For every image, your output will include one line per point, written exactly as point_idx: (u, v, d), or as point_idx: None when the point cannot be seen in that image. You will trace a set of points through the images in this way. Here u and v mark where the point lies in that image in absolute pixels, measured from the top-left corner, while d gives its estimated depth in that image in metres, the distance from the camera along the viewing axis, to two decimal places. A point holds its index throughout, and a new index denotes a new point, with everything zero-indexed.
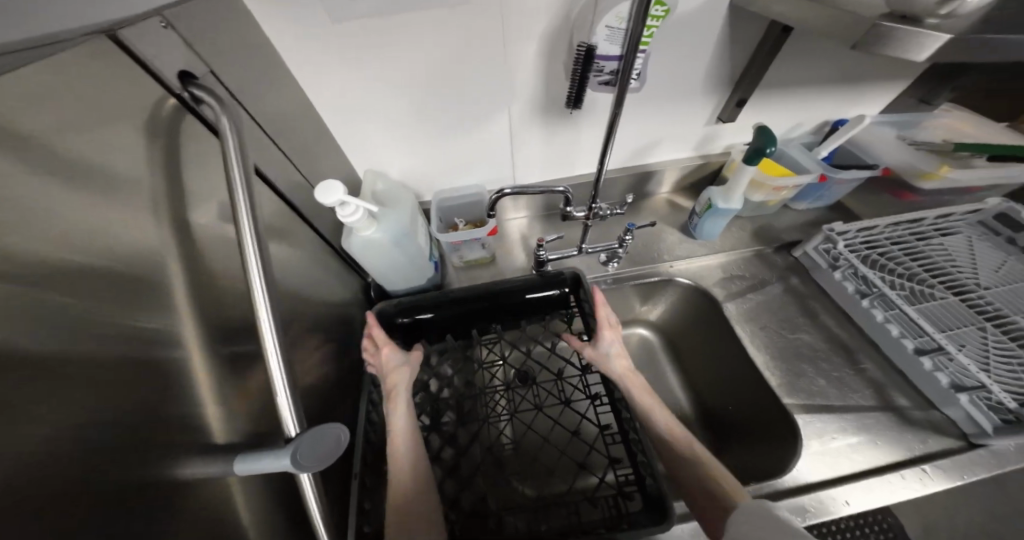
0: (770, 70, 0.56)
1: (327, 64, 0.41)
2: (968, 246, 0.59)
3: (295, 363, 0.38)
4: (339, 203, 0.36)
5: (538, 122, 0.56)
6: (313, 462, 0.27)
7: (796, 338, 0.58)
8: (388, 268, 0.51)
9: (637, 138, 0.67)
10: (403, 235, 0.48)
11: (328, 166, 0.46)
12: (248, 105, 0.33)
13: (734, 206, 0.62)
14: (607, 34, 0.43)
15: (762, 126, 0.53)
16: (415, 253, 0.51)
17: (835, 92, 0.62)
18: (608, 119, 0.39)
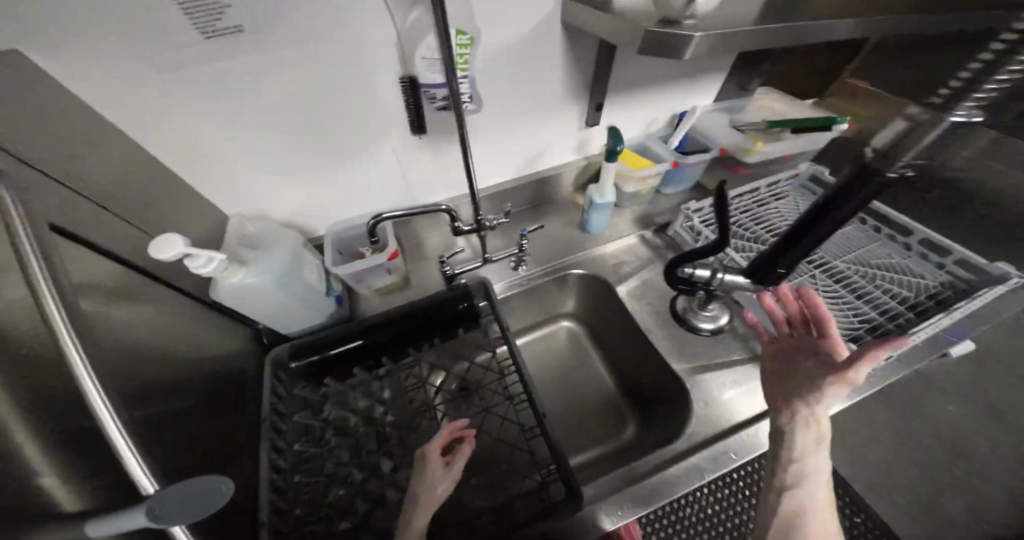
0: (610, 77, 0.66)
1: (165, 112, 0.40)
2: (796, 204, 0.73)
3: (166, 437, 0.34)
4: (184, 256, 0.35)
5: (419, 145, 0.58)
6: (179, 517, 0.23)
7: (679, 307, 0.66)
8: (275, 311, 0.49)
9: (523, 149, 0.72)
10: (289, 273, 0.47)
11: (190, 218, 0.44)
12: (58, 167, 0.31)
13: (608, 198, 0.70)
14: (425, 65, 0.44)
15: (613, 128, 0.61)
16: (308, 289, 0.51)
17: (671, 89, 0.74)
18: (459, 138, 0.41)
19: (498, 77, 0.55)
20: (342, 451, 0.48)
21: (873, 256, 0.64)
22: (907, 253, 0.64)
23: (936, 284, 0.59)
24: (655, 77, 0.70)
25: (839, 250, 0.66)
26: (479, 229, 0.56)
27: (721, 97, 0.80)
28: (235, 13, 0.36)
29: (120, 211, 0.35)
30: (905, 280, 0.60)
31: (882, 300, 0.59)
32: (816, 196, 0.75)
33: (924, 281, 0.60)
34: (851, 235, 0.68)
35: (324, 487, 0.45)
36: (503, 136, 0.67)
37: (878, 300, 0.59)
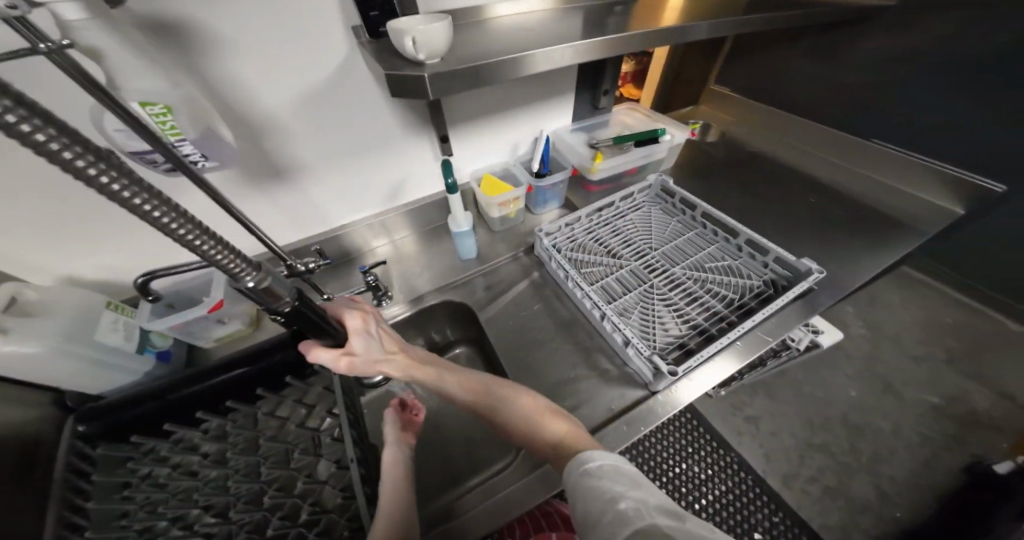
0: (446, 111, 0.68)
1: None
2: (647, 216, 0.81)
3: None
4: None
5: (250, 187, 0.61)
6: None
7: (534, 326, 0.70)
8: (63, 375, 0.50)
9: (379, 181, 0.72)
10: (72, 340, 0.49)
11: None
12: None
13: (466, 226, 0.70)
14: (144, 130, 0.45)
15: (444, 161, 0.64)
16: (108, 353, 0.53)
17: (520, 114, 0.78)
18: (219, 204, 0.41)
19: (306, 124, 0.58)
20: (158, 501, 0.46)
21: (710, 260, 0.72)
22: (739, 254, 0.71)
23: (754, 284, 0.67)
24: (499, 105, 0.74)
25: (681, 257, 0.73)
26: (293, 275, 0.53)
27: (576, 119, 0.85)
28: None
29: None
30: (732, 282, 0.68)
31: (710, 302, 0.65)
32: (669, 208, 0.82)
33: (748, 281, 0.67)
34: (694, 242, 0.75)
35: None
36: (347, 176, 0.68)
37: (707, 303, 0.65)
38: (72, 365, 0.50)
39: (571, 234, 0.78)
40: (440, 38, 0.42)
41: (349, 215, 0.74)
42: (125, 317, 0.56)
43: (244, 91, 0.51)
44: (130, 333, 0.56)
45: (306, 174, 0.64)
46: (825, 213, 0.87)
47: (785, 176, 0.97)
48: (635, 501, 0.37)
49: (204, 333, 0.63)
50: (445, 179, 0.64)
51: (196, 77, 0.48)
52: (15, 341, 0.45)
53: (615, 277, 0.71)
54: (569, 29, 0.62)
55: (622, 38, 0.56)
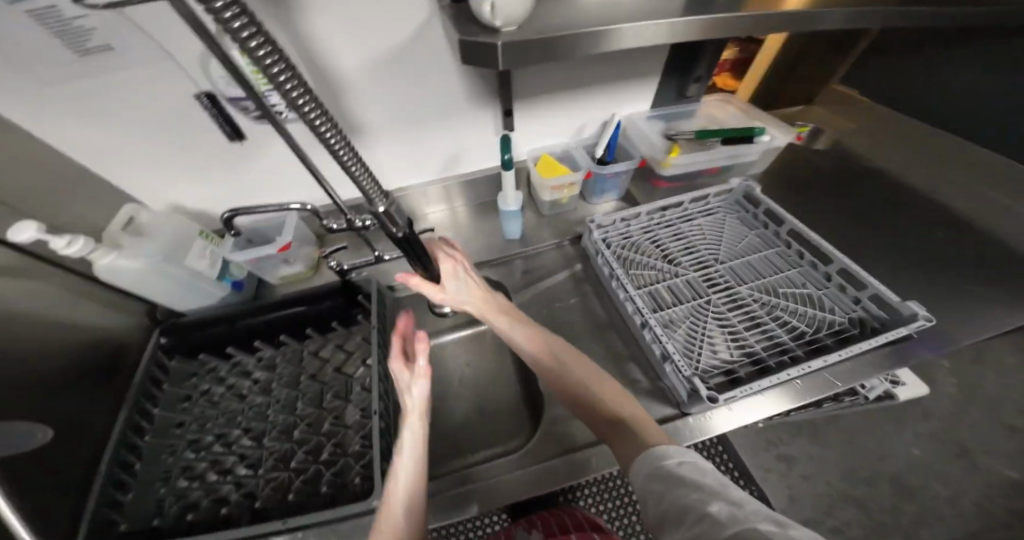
0: (514, 83, 0.65)
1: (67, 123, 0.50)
2: (718, 224, 0.73)
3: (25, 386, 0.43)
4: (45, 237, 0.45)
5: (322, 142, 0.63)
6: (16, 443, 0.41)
7: (566, 320, 0.68)
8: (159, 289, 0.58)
9: (438, 149, 0.72)
10: (166, 258, 0.57)
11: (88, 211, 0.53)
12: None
13: (514, 207, 0.69)
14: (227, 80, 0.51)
15: (505, 134, 0.61)
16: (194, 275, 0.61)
17: (594, 95, 0.73)
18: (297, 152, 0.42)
19: (378, 87, 0.58)
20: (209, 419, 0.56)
21: (784, 284, 0.63)
22: (823, 284, 0.61)
23: (834, 321, 0.58)
24: (572, 83, 0.69)
25: (750, 276, 0.65)
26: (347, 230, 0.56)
27: (655, 105, 0.77)
28: (101, 35, 0.43)
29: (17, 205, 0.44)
30: (806, 313, 0.59)
31: (774, 333, 0.58)
32: (747, 218, 0.73)
33: (828, 316, 0.58)
34: (770, 261, 0.67)
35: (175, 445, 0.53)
36: (410, 143, 0.69)
37: (769, 332, 0.58)
38: (166, 280, 0.58)
39: (627, 231, 0.73)
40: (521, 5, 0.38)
41: (405, 179, 0.76)
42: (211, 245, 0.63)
43: (330, 50, 0.52)
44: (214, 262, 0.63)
45: (373, 136, 0.66)
46: (942, 254, 0.72)
47: (899, 202, 0.82)
48: (728, 503, 0.29)
49: (271, 267, 0.70)
50: (502, 155, 0.62)
51: (290, 36, 0.49)
52: (126, 252, 0.53)
53: (666, 286, 0.65)
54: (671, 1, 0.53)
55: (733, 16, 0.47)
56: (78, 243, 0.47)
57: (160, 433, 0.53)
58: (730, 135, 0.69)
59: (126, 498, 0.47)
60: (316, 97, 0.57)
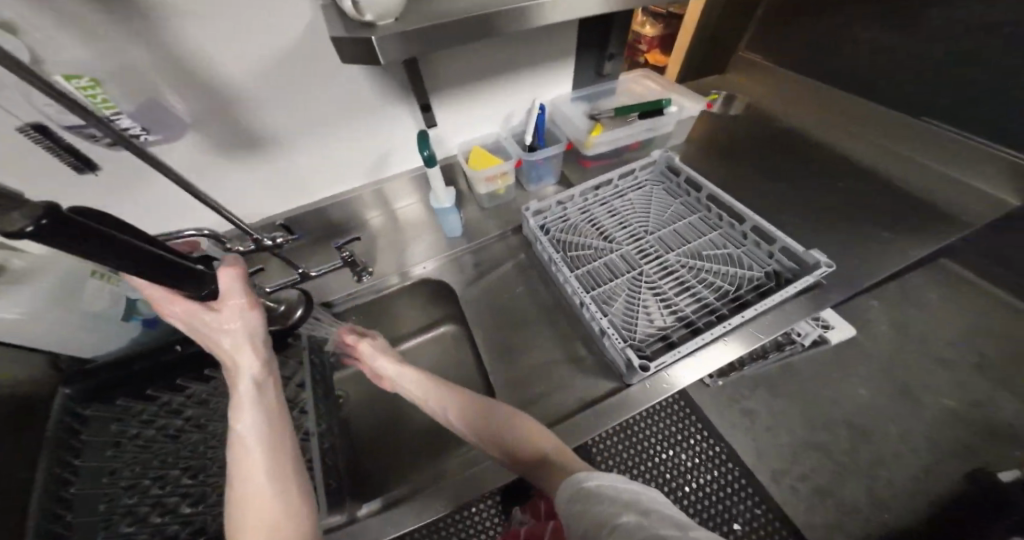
0: (425, 76, 0.63)
1: None
2: (647, 197, 0.75)
3: None
4: None
5: (227, 159, 0.61)
6: None
7: (513, 309, 0.68)
8: (51, 337, 0.53)
9: (360, 154, 0.70)
10: (56, 304, 0.53)
11: None
12: None
13: (447, 203, 0.68)
14: (53, 110, 0.44)
15: (421, 130, 0.60)
16: (94, 315, 0.57)
17: (513, 83, 0.73)
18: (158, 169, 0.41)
19: (274, 92, 0.56)
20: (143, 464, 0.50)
21: (709, 247, 0.66)
22: (742, 242, 0.65)
23: (754, 275, 0.61)
24: (488, 73, 0.69)
25: (678, 242, 0.68)
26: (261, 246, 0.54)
27: (577, 87, 0.78)
28: None
29: None
30: (729, 271, 0.62)
31: (703, 294, 0.61)
32: (673, 188, 0.76)
33: (749, 272, 0.62)
34: (695, 226, 0.70)
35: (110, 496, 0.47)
36: (327, 148, 0.67)
37: (698, 294, 0.61)
38: (59, 324, 0.53)
39: (563, 213, 0.74)
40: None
41: (332, 188, 0.73)
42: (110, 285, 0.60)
43: (206, 57, 0.49)
44: (116, 299, 0.59)
45: (283, 144, 0.63)
46: (854, 203, 0.78)
47: (813, 160, 0.88)
48: (637, 513, 0.32)
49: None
50: (422, 152, 0.60)
51: (156, 48, 0.46)
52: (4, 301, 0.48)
53: (603, 263, 0.67)
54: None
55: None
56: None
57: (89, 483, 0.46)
58: (647, 109, 0.71)
59: None
60: (204, 108, 0.54)
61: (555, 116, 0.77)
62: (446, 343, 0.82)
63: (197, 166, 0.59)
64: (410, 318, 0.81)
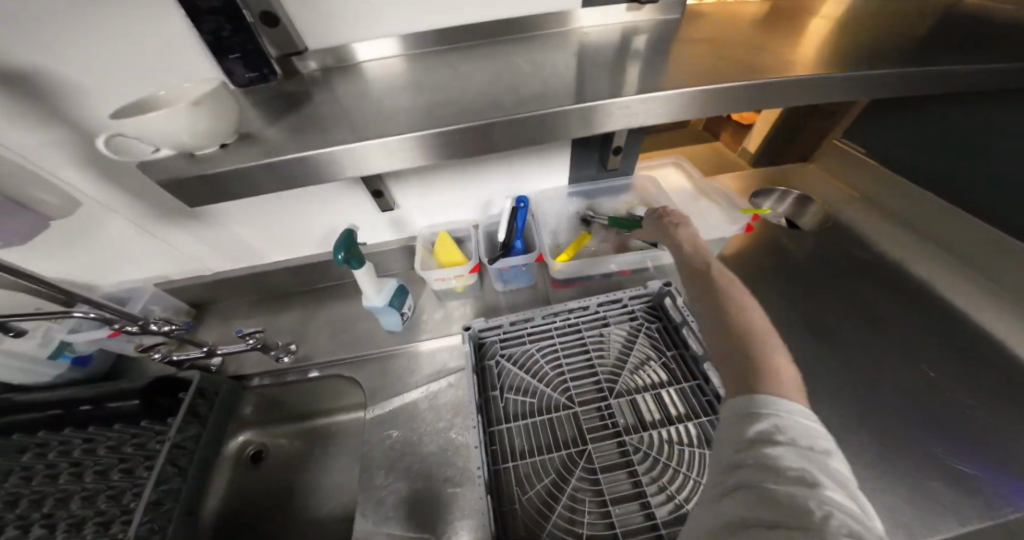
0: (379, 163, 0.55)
1: None
2: (628, 339, 0.59)
3: None
4: None
5: (167, 222, 0.57)
6: None
7: (421, 446, 0.55)
8: None
9: (310, 226, 0.63)
10: None
11: None
12: None
13: (379, 302, 0.58)
14: None
15: (348, 229, 0.52)
16: (16, 358, 0.53)
17: (491, 171, 0.60)
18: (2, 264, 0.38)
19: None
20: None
21: (682, 440, 0.49)
22: None
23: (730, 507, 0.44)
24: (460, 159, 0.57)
25: (644, 416, 0.52)
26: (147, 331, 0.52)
27: (575, 181, 0.64)
28: None
29: None
30: (700, 492, 0.45)
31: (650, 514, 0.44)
32: (667, 331, 0.58)
33: None
34: (676, 400, 0.53)
35: None
36: (272, 220, 0.61)
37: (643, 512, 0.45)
38: None
39: (520, 335, 0.60)
40: (211, 120, 0.29)
41: (282, 254, 0.68)
42: (48, 324, 0.55)
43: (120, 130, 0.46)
44: (47, 341, 0.55)
45: (222, 216, 0.58)
46: (952, 416, 0.51)
47: (904, 323, 0.61)
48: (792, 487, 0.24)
49: (127, 343, 0.62)
50: (339, 251, 0.51)
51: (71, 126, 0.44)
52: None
53: (540, 422, 0.53)
54: (504, 78, 0.40)
55: (538, 113, 0.33)
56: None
57: None
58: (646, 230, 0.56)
59: None
60: (126, 181, 0.51)
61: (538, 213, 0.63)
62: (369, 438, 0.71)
63: (132, 235, 0.58)
64: (342, 397, 0.73)
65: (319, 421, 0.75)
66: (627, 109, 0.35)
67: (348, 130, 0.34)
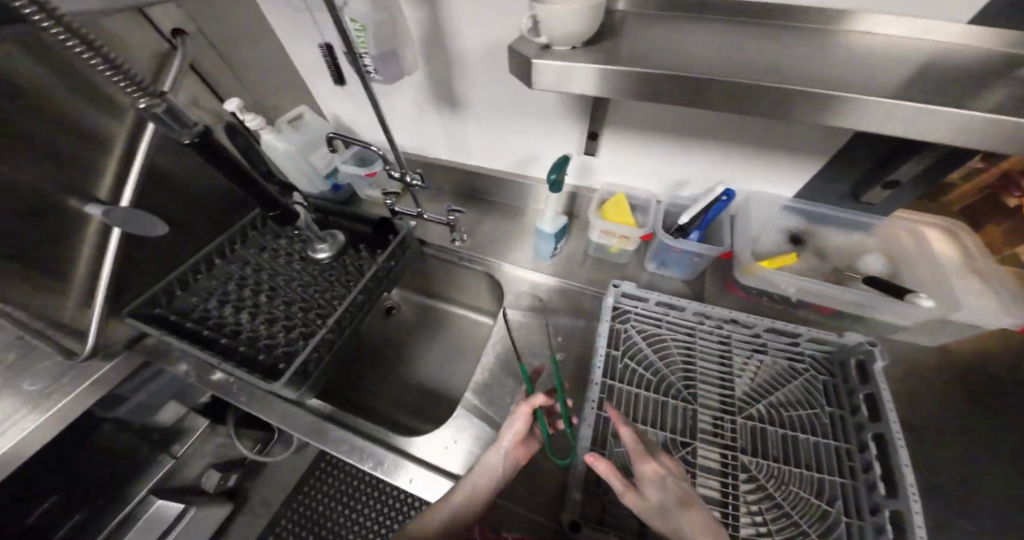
0: (611, 111, 0.56)
1: (297, 37, 0.71)
2: (783, 372, 0.55)
3: (178, 182, 0.66)
4: (241, 113, 0.64)
5: (433, 104, 0.72)
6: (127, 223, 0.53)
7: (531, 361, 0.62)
8: (289, 167, 0.76)
9: (519, 146, 0.72)
10: (301, 153, 0.74)
11: (281, 99, 0.77)
12: (214, 42, 0.63)
13: (548, 229, 0.64)
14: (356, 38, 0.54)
15: (563, 156, 0.55)
16: (314, 168, 0.77)
17: (711, 155, 0.57)
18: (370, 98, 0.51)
19: (481, 74, 0.62)
20: (260, 280, 0.69)
21: (807, 492, 0.46)
22: (863, 522, 0.43)
23: None
24: (687, 129, 0.55)
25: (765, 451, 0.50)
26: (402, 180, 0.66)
27: (803, 200, 0.58)
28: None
29: (234, 75, 0.68)
30: None
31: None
32: (830, 389, 0.53)
33: None
34: (812, 452, 0.49)
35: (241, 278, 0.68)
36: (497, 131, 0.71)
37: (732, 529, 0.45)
38: (294, 164, 0.75)
39: (659, 317, 0.58)
40: (579, 25, 0.35)
41: (486, 161, 0.80)
42: (333, 152, 0.79)
43: (452, 24, 0.57)
44: (327, 165, 0.78)
45: (470, 116, 0.71)
46: None
47: None
48: None
49: (365, 185, 0.85)
50: (551, 174, 0.55)
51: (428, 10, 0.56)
52: (279, 135, 0.71)
53: (655, 400, 0.54)
54: (810, 60, 0.37)
55: (863, 100, 0.31)
56: (256, 121, 0.66)
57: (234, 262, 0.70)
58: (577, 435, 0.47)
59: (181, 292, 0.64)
60: (434, 65, 0.65)
61: (744, 213, 0.60)
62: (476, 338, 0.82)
63: (409, 106, 0.75)
64: (467, 294, 0.85)
65: (441, 306, 0.90)
66: (985, 128, 0.29)
67: (646, 60, 0.37)
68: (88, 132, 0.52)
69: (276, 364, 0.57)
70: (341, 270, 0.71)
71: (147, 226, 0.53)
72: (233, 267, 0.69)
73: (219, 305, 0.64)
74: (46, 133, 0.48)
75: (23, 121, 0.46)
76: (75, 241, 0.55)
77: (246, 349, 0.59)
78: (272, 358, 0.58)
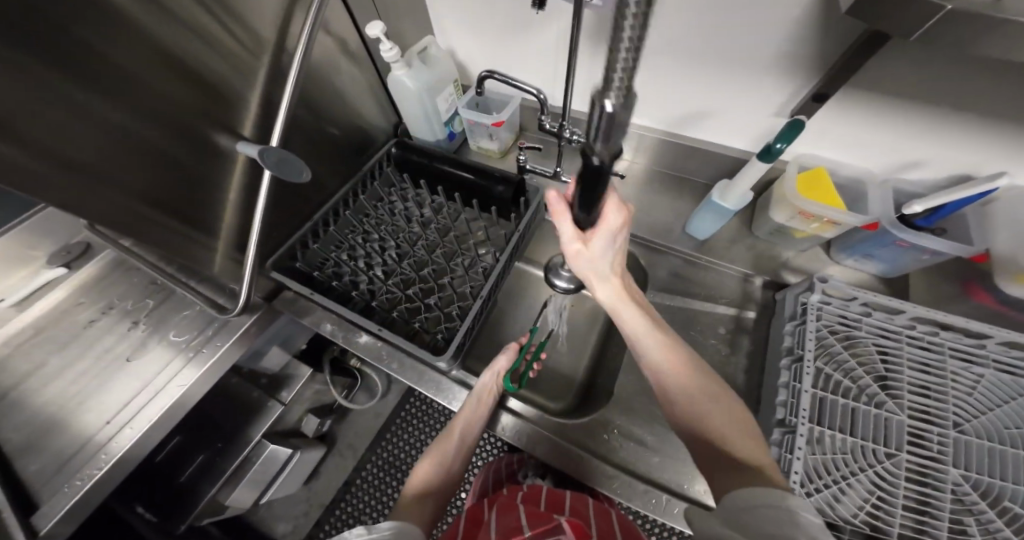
0: (863, 68, 0.44)
1: None
2: (1005, 389, 0.47)
3: (303, 124, 0.60)
4: (381, 38, 0.56)
5: (585, 43, 0.60)
6: (276, 166, 0.51)
7: None
8: (413, 111, 0.68)
9: (687, 100, 0.60)
10: (427, 92, 0.65)
11: (403, 26, 0.67)
12: None
13: (727, 206, 0.55)
14: None
15: (795, 118, 0.43)
16: (437, 113, 0.69)
17: (982, 135, 0.44)
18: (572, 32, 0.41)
19: (678, 7, 0.49)
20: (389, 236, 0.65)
21: None
22: None
23: None
24: (963, 100, 0.42)
25: (983, 473, 0.45)
26: (557, 136, 0.58)
27: None
28: None
29: None
30: None
31: None
32: None
33: None
34: None
35: (368, 234, 0.65)
36: (667, 81, 0.59)
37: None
38: (416, 105, 0.67)
39: (853, 315, 0.53)
40: None
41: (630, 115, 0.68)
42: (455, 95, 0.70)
43: None
44: (450, 109, 0.70)
45: (633, 57, 0.58)
46: None
47: None
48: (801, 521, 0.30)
49: (480, 135, 0.73)
50: (772, 142, 0.46)
51: None
52: (411, 71, 0.63)
53: (845, 405, 0.49)
54: None
55: None
56: (394, 51, 0.58)
57: (357, 215, 0.66)
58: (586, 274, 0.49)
59: (314, 245, 0.62)
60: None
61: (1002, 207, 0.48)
62: (588, 312, 0.74)
63: (558, 42, 0.63)
64: None
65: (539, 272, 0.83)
66: None
67: None
68: (220, 63, 0.46)
69: (424, 331, 0.57)
70: (468, 231, 0.66)
71: (295, 169, 0.53)
72: (359, 222, 0.66)
73: (354, 263, 0.62)
74: (182, 65, 0.43)
75: (162, 50, 0.40)
76: (210, 186, 0.52)
77: (390, 314, 0.58)
78: (423, 327, 0.57)
